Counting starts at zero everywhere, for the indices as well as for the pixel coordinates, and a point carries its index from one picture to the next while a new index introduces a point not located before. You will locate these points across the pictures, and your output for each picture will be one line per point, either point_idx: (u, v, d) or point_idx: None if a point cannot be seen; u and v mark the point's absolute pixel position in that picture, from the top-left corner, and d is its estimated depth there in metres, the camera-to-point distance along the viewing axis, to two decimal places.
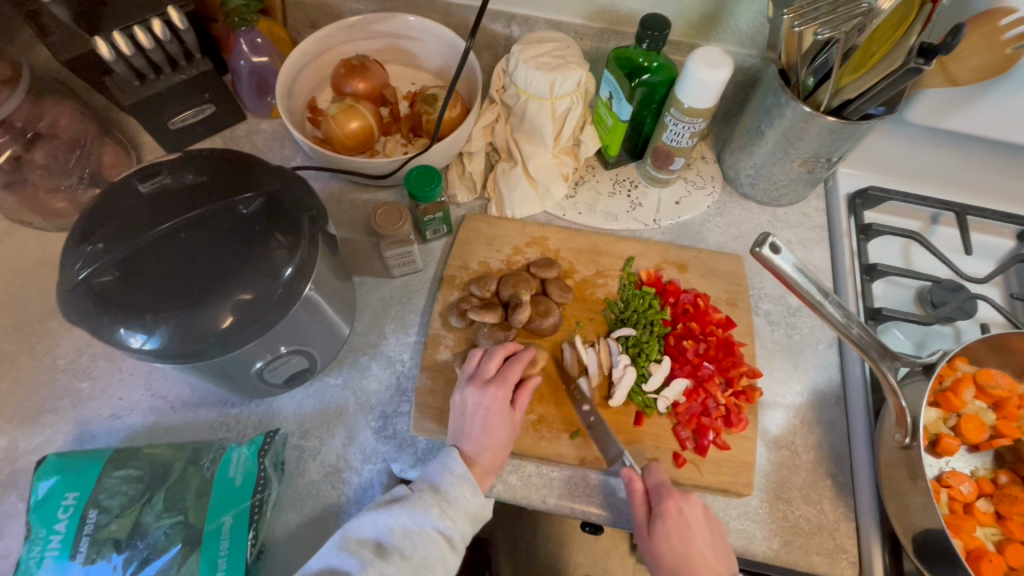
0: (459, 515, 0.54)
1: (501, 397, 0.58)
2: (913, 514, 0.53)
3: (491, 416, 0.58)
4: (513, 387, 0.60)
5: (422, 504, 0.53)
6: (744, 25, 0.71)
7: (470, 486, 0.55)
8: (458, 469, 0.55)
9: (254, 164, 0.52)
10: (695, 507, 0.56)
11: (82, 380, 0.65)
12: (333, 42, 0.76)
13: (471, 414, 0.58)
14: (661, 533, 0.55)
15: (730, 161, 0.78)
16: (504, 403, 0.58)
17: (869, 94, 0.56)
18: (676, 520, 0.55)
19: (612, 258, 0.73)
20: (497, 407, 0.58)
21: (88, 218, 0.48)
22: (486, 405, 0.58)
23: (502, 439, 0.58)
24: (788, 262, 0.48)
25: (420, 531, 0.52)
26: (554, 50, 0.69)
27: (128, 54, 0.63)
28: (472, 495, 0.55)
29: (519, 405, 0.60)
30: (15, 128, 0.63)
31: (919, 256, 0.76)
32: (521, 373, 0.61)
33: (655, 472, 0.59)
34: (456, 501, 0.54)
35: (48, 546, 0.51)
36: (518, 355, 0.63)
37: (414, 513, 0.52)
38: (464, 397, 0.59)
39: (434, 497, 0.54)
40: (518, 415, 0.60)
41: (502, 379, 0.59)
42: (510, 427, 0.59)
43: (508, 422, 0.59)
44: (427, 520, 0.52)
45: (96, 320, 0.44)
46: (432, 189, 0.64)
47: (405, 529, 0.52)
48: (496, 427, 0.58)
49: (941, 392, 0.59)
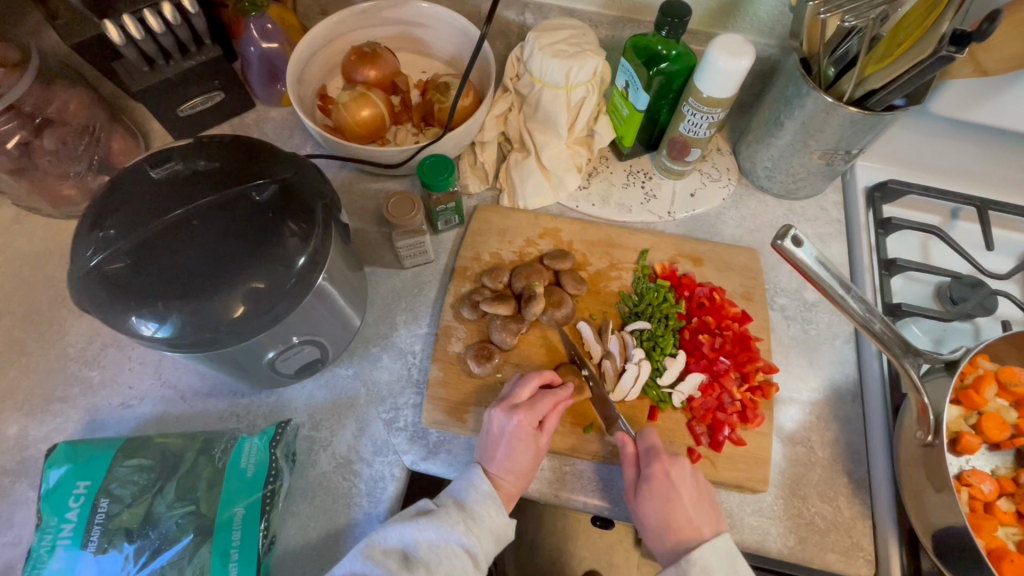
0: (485, 533, 0.53)
1: (528, 423, 0.56)
2: (933, 512, 0.52)
3: (514, 441, 0.56)
4: (542, 413, 0.58)
5: (449, 519, 0.52)
6: (763, 13, 0.70)
7: (495, 506, 0.54)
8: (484, 486, 0.55)
9: (267, 150, 0.51)
10: (684, 470, 0.56)
11: (92, 368, 0.64)
12: (344, 29, 0.75)
13: (496, 436, 0.57)
14: (644, 494, 0.55)
15: (746, 153, 0.77)
16: (531, 429, 0.57)
17: (897, 83, 0.54)
18: (660, 482, 0.55)
19: (626, 250, 0.72)
20: (523, 433, 0.56)
21: (100, 204, 0.47)
22: (512, 430, 0.56)
23: (526, 464, 0.57)
24: (809, 255, 0.48)
25: (446, 546, 0.51)
26: (569, 38, 0.67)
27: (138, 39, 0.62)
28: (498, 515, 0.54)
29: (548, 429, 0.58)
30: (24, 113, 0.62)
31: (937, 251, 0.74)
32: (552, 399, 0.59)
33: (648, 436, 0.58)
34: (482, 518, 0.53)
35: (60, 535, 0.51)
36: (552, 378, 0.61)
37: (440, 527, 0.52)
38: (491, 420, 0.58)
39: (461, 513, 0.53)
40: (546, 440, 0.58)
41: (530, 406, 0.57)
42: (535, 453, 0.57)
43: (534, 447, 0.57)
44: (454, 536, 0.52)
45: (107, 308, 0.44)
46: (445, 179, 0.63)
47: (431, 543, 0.51)
48: (520, 453, 0.56)
49: (963, 389, 0.58)
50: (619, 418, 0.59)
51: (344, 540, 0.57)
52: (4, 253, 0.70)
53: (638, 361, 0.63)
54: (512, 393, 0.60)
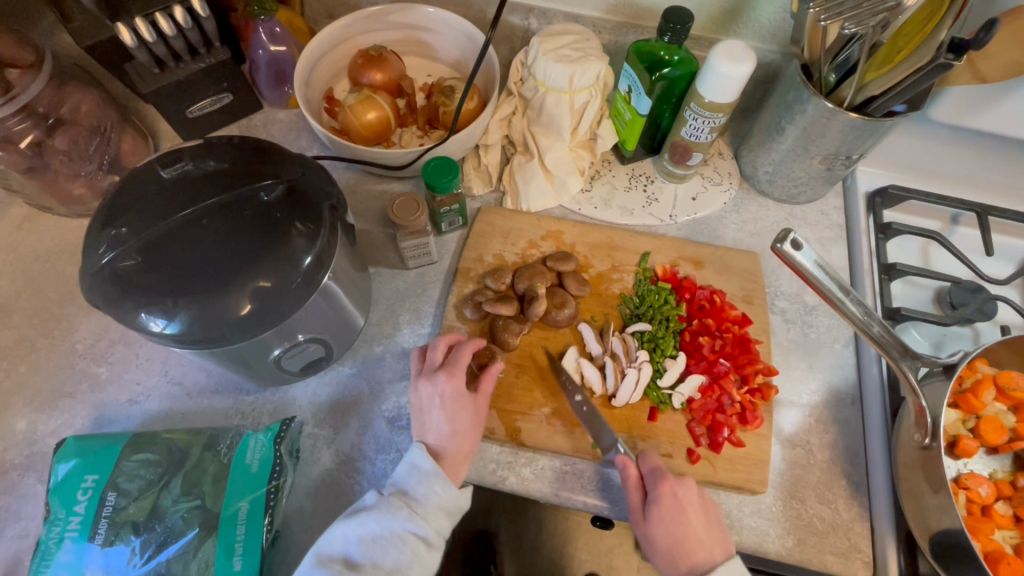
0: (431, 511, 0.52)
1: (454, 384, 0.57)
2: (931, 514, 0.52)
3: (447, 404, 0.57)
4: (467, 370, 0.59)
5: (389, 510, 0.51)
6: (765, 20, 0.71)
7: (439, 481, 0.53)
8: (426, 465, 0.54)
9: (275, 151, 0.52)
10: (690, 489, 0.55)
11: (100, 364, 0.65)
12: (351, 32, 0.76)
13: (429, 405, 0.57)
14: (654, 518, 0.54)
15: (747, 158, 0.77)
16: (460, 390, 0.57)
17: (896, 90, 0.55)
18: (669, 503, 0.54)
19: (627, 253, 0.73)
20: (453, 394, 0.57)
21: (111, 203, 0.48)
22: (440, 393, 0.57)
23: (467, 425, 0.57)
24: (809, 258, 0.48)
25: (391, 535, 0.50)
26: (573, 43, 0.68)
27: (149, 41, 0.63)
28: (444, 490, 0.53)
29: (481, 391, 0.59)
30: (37, 113, 0.64)
31: (938, 256, 0.75)
32: (470, 355, 0.60)
33: (648, 458, 0.58)
34: (423, 498, 0.53)
35: (67, 527, 0.52)
36: (462, 339, 0.63)
37: (381, 519, 0.51)
38: (419, 392, 0.58)
39: (402, 499, 0.52)
40: (480, 402, 0.59)
41: (452, 365, 0.59)
42: (471, 413, 0.58)
43: (468, 407, 0.58)
44: (397, 524, 0.51)
45: (118, 304, 0.45)
46: (449, 181, 0.64)
47: (373, 536, 0.50)
48: (457, 417, 0.57)
49: (961, 394, 0.58)
50: (618, 443, 0.59)
51: None
52: (14, 251, 0.71)
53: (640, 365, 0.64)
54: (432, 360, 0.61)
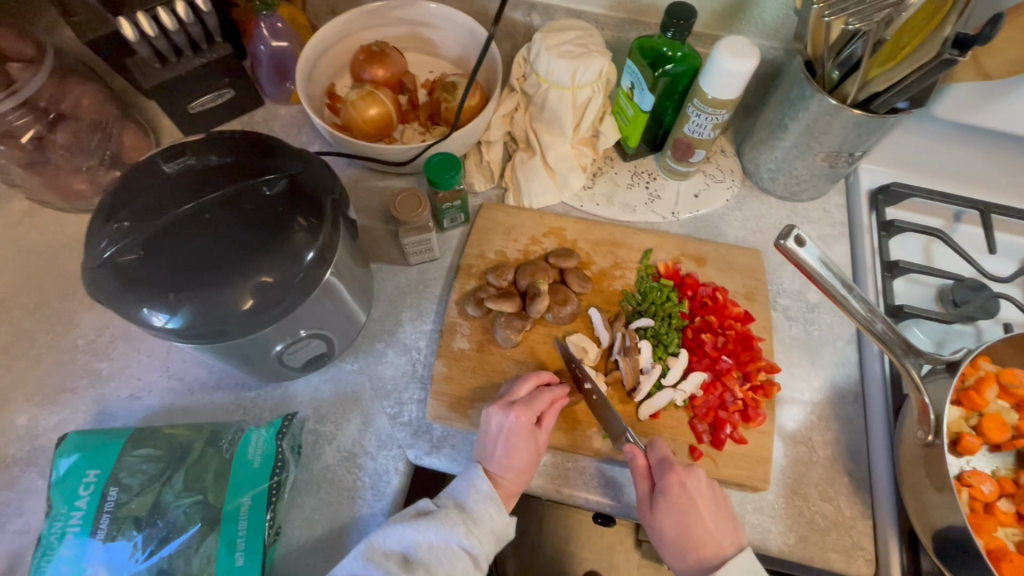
0: (485, 534, 0.54)
1: (525, 421, 0.57)
2: (934, 512, 0.52)
3: (513, 439, 0.56)
4: (541, 410, 0.59)
5: (449, 521, 0.52)
6: (768, 16, 0.70)
7: (495, 505, 0.55)
8: (483, 487, 0.55)
9: (278, 146, 0.52)
10: (700, 480, 0.56)
11: (101, 360, 0.65)
12: (353, 28, 0.76)
13: (495, 434, 0.57)
14: (663, 509, 0.55)
15: (750, 155, 0.77)
16: (528, 426, 0.57)
17: (900, 86, 0.55)
18: (678, 495, 0.55)
19: (629, 249, 0.72)
20: (521, 430, 0.57)
21: (113, 197, 0.48)
22: (509, 428, 0.57)
23: (526, 461, 0.57)
24: (813, 255, 0.48)
25: (447, 548, 0.51)
26: (576, 39, 0.68)
27: (151, 36, 0.63)
28: (498, 514, 0.55)
29: (545, 426, 0.59)
30: (38, 108, 0.63)
31: (940, 254, 0.75)
32: (548, 396, 0.59)
33: (659, 447, 0.58)
34: (481, 519, 0.54)
35: (69, 522, 0.52)
36: (547, 379, 0.62)
37: (441, 529, 0.52)
38: (489, 419, 0.58)
39: (461, 515, 0.53)
40: (544, 437, 0.58)
41: (527, 403, 0.58)
42: (534, 450, 0.57)
43: (533, 444, 0.58)
44: (454, 537, 0.52)
45: (120, 298, 0.45)
46: (451, 177, 0.64)
47: (430, 545, 0.51)
48: (519, 452, 0.56)
49: (964, 391, 0.58)
50: (627, 431, 0.58)
51: (348, 533, 0.58)
52: (15, 246, 0.71)
53: (649, 370, 0.64)
54: (509, 392, 0.60)
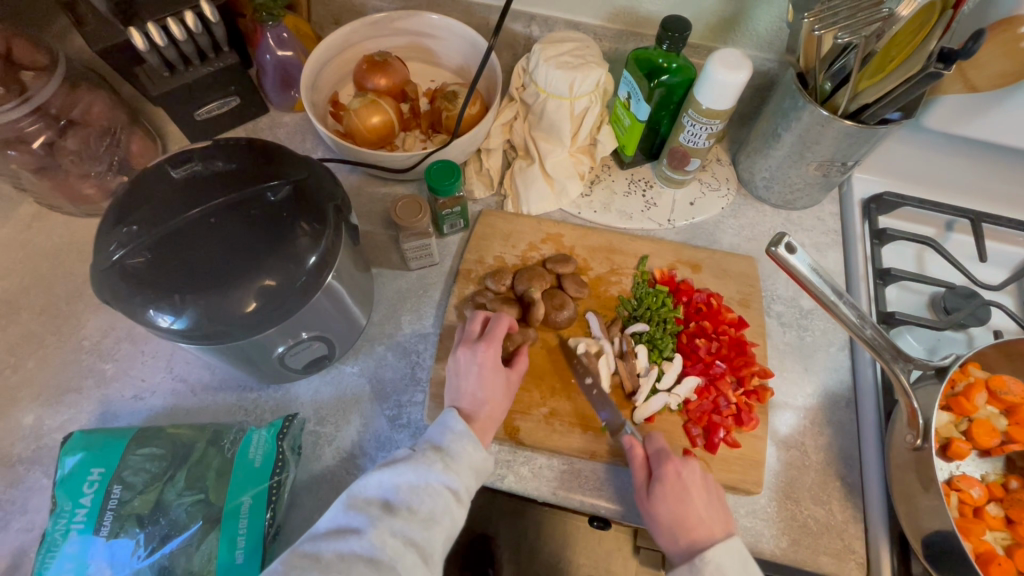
0: (463, 470, 0.53)
1: (494, 354, 0.60)
2: (923, 516, 0.53)
3: (485, 372, 0.59)
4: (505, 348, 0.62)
5: (426, 460, 0.52)
6: (762, 29, 0.72)
7: (471, 442, 0.55)
8: (458, 427, 0.55)
9: (281, 153, 0.53)
10: (695, 470, 0.56)
11: (106, 361, 0.67)
12: (357, 38, 0.77)
13: (466, 373, 0.60)
14: (659, 496, 0.55)
15: (745, 164, 0.78)
16: (497, 359, 0.60)
17: (889, 97, 0.57)
18: (674, 482, 0.55)
19: (626, 256, 0.74)
20: (491, 363, 0.59)
21: (123, 201, 0.50)
22: (479, 362, 0.59)
23: (499, 395, 0.59)
24: (803, 262, 0.50)
25: (427, 485, 0.51)
26: (573, 50, 0.70)
27: (161, 45, 0.65)
28: (474, 450, 0.55)
29: (516, 367, 0.62)
30: (50, 115, 0.65)
31: (932, 262, 0.76)
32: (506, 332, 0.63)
33: (657, 440, 0.60)
34: (458, 455, 0.54)
35: (73, 519, 0.53)
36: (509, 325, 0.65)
37: (418, 468, 0.51)
38: (457, 358, 0.60)
39: (437, 453, 0.53)
40: (513, 376, 0.62)
41: (493, 339, 0.61)
42: (505, 385, 0.60)
43: (504, 379, 0.60)
44: (432, 475, 0.51)
45: (128, 300, 0.46)
46: (451, 184, 0.65)
47: (411, 485, 0.50)
48: (492, 384, 0.59)
49: (953, 397, 0.59)
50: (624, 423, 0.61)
51: None
52: (24, 249, 0.72)
53: (646, 373, 0.65)
54: (465, 333, 0.63)
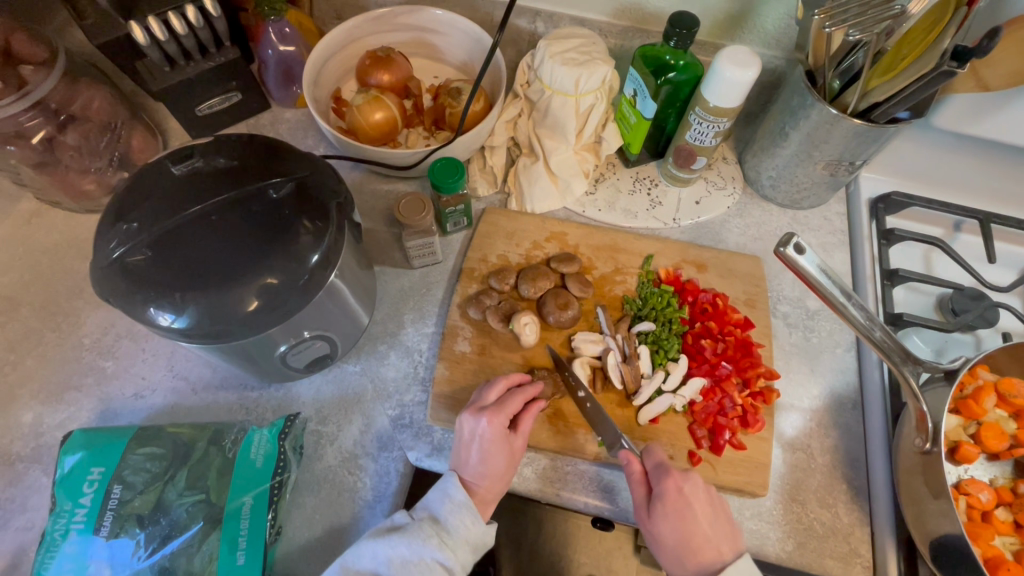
0: (460, 545, 0.54)
1: (498, 424, 0.57)
2: (931, 520, 0.53)
3: (487, 443, 0.57)
4: (512, 413, 0.59)
5: (422, 534, 0.52)
6: (770, 26, 0.71)
7: (470, 515, 0.55)
8: (458, 496, 0.55)
9: (283, 149, 0.53)
10: (697, 485, 0.56)
11: (106, 359, 0.66)
12: (359, 34, 0.77)
13: (469, 441, 0.58)
14: (660, 514, 0.55)
15: (751, 163, 0.78)
16: (503, 430, 0.57)
17: (898, 97, 0.56)
18: (674, 499, 0.55)
19: (630, 255, 0.73)
20: (495, 434, 0.57)
21: (123, 197, 0.49)
22: (483, 433, 0.57)
23: (501, 466, 0.57)
24: (813, 263, 0.48)
25: (419, 562, 0.51)
26: (580, 46, 0.69)
27: (161, 39, 0.64)
28: (473, 523, 0.55)
29: (520, 430, 0.59)
30: (49, 109, 0.64)
31: (940, 262, 0.75)
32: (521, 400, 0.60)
33: (654, 453, 0.59)
34: (455, 530, 0.54)
35: (73, 519, 0.52)
36: (519, 380, 0.62)
37: (413, 543, 0.52)
38: (462, 425, 0.58)
39: (434, 527, 0.53)
40: (519, 442, 0.59)
41: (499, 408, 0.58)
42: (509, 454, 0.58)
43: (508, 448, 0.58)
44: (427, 551, 0.52)
45: (128, 298, 0.45)
46: (454, 181, 0.64)
47: (403, 560, 0.51)
48: (495, 456, 0.57)
49: (962, 399, 0.58)
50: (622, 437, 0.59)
51: (348, 532, 0.58)
52: (24, 245, 0.72)
53: (650, 376, 0.64)
54: (480, 398, 0.61)
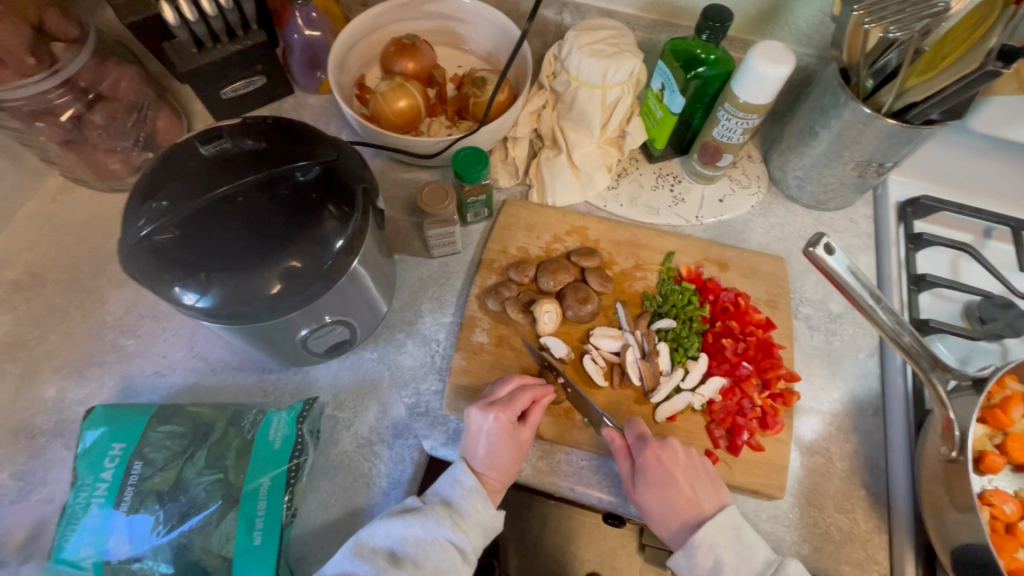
0: (473, 528, 0.54)
1: (505, 420, 0.56)
2: (953, 529, 0.52)
3: (493, 439, 0.56)
4: (521, 409, 0.58)
5: (436, 515, 0.53)
6: (803, 23, 0.70)
7: (481, 499, 0.55)
8: (469, 481, 0.56)
9: (310, 133, 0.53)
10: (675, 451, 0.56)
11: (128, 337, 0.67)
12: (385, 20, 0.76)
13: (476, 435, 0.57)
14: (644, 485, 0.56)
15: (777, 162, 0.76)
16: (510, 425, 0.56)
17: (939, 96, 0.54)
18: (656, 469, 0.55)
19: (652, 251, 0.72)
20: (501, 430, 0.56)
21: (152, 176, 0.49)
22: (490, 428, 0.56)
23: (509, 459, 0.57)
24: (841, 264, 0.46)
25: (433, 541, 0.51)
26: (608, 38, 0.68)
27: (190, 20, 0.64)
28: (484, 508, 0.55)
29: (529, 423, 0.58)
30: (78, 87, 0.64)
31: (968, 269, 0.74)
32: (530, 394, 0.58)
33: (635, 426, 0.59)
34: (467, 513, 0.54)
35: (94, 493, 0.53)
36: (531, 380, 0.61)
37: (427, 523, 0.52)
38: (469, 419, 0.58)
39: (447, 510, 0.54)
40: (527, 434, 0.58)
41: (506, 403, 0.57)
42: (516, 448, 0.57)
43: (515, 442, 0.57)
44: (440, 531, 0.52)
45: (155, 276, 0.45)
46: (478, 171, 0.64)
47: (417, 539, 0.51)
48: (501, 450, 0.56)
49: (989, 409, 0.57)
50: (603, 415, 0.59)
51: (361, 519, 0.58)
52: (48, 223, 0.73)
53: (669, 374, 0.64)
54: (491, 393, 0.60)
